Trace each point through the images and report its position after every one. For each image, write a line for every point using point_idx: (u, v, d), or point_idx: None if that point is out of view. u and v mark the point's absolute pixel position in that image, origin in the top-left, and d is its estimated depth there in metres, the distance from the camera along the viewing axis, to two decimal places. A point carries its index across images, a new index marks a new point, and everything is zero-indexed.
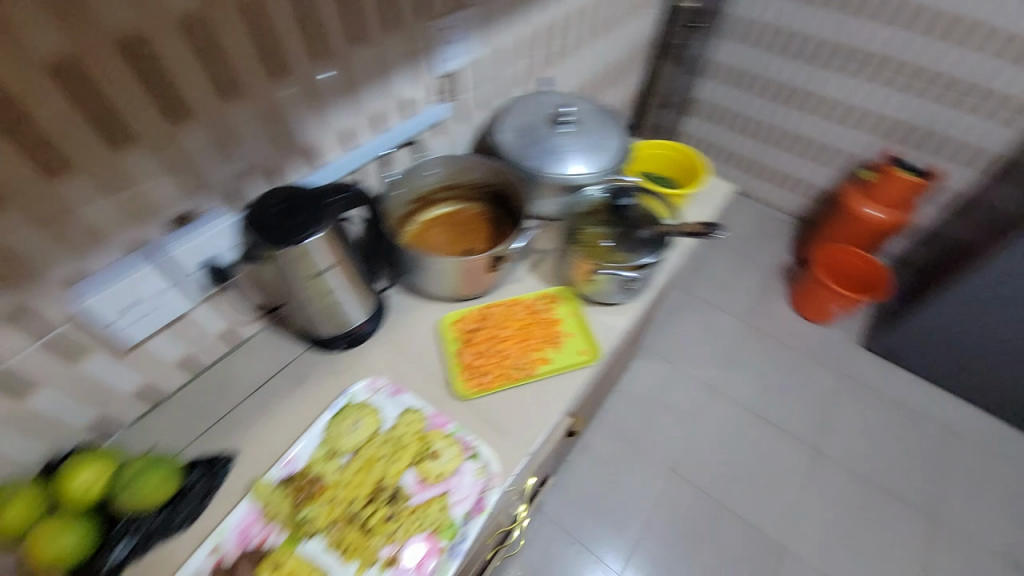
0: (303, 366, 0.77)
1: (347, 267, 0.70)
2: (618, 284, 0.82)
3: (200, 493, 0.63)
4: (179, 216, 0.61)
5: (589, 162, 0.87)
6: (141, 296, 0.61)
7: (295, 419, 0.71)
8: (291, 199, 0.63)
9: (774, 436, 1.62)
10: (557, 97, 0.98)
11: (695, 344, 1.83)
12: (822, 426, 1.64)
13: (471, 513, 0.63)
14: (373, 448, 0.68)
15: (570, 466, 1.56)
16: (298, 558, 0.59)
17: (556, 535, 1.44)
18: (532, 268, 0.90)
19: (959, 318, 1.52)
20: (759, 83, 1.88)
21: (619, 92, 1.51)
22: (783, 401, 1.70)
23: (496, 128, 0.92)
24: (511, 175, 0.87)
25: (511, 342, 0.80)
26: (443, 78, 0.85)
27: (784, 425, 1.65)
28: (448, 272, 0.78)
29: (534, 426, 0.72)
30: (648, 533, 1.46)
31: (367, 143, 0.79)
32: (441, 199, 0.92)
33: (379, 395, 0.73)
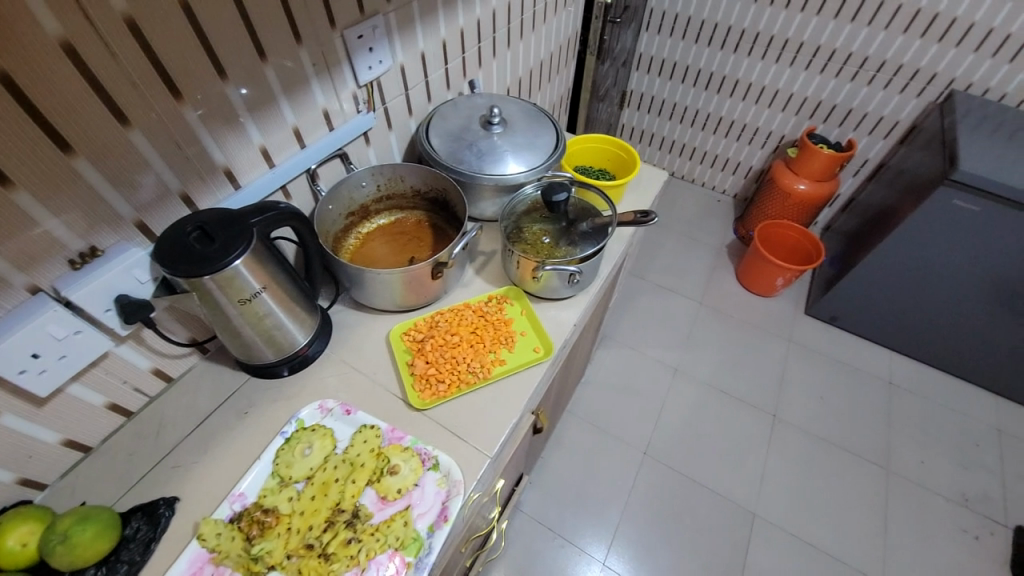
0: (245, 396, 0.74)
1: (279, 289, 0.67)
2: (563, 278, 0.83)
3: (142, 543, 0.59)
4: (78, 253, 0.57)
5: (518, 162, 0.89)
6: (47, 342, 0.56)
7: (241, 451, 0.69)
8: (210, 223, 0.60)
9: (736, 407, 1.70)
10: (484, 99, 0.99)
11: (653, 327, 1.89)
12: (774, 391, 1.74)
13: (436, 525, 0.62)
14: (328, 471, 0.65)
15: (545, 463, 1.58)
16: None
17: (538, 532, 1.45)
18: (477, 270, 0.92)
19: (886, 276, 1.64)
20: (687, 73, 1.99)
21: (552, 89, 1.55)
22: (739, 372, 1.78)
23: (424, 135, 0.93)
24: (445, 180, 0.87)
25: (462, 347, 0.79)
26: (367, 88, 0.84)
27: (742, 395, 1.73)
28: (391, 284, 0.77)
29: (493, 429, 0.72)
30: (628, 515, 1.49)
31: (291, 158, 0.77)
32: (378, 210, 0.93)
33: (331, 416, 0.71)
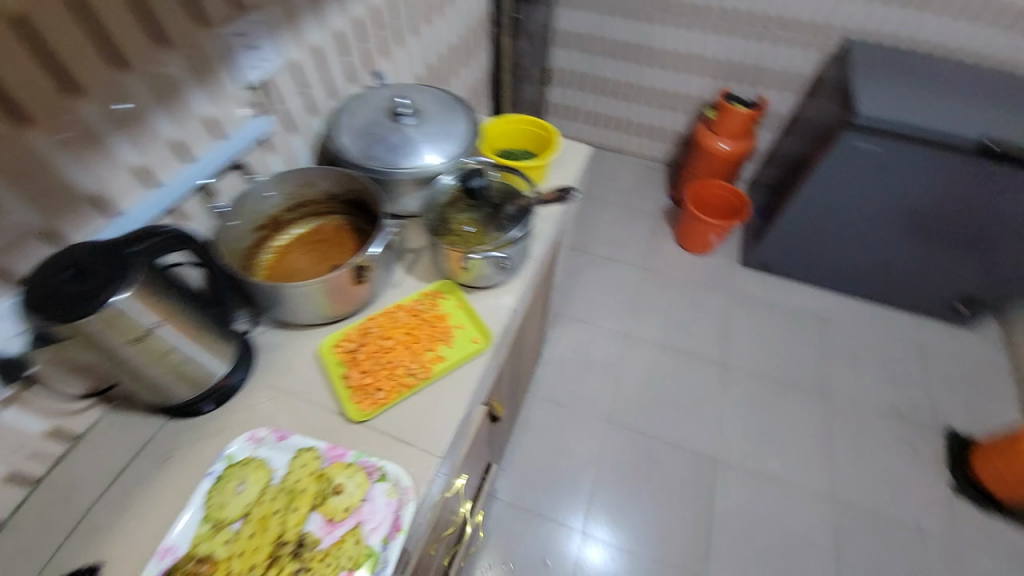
0: (165, 439, 0.69)
1: (180, 320, 0.62)
2: (492, 264, 0.81)
3: None
4: None
5: (433, 153, 0.85)
6: None
7: (167, 500, 0.64)
8: (83, 259, 0.54)
9: (688, 364, 1.77)
10: (391, 90, 0.94)
11: (603, 299, 1.93)
12: (723, 343, 1.82)
13: (389, 536, 0.60)
14: (266, 504, 0.62)
15: (514, 447, 1.59)
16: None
17: (515, 515, 1.46)
18: (407, 269, 0.88)
19: (807, 220, 1.75)
20: (605, 44, 1.99)
21: (468, 72, 1.51)
22: (688, 330, 1.86)
23: (331, 135, 0.88)
24: (358, 179, 0.82)
25: (397, 351, 0.77)
26: (257, 89, 0.78)
27: (692, 350, 1.80)
28: (311, 296, 0.73)
29: (440, 427, 0.70)
30: (600, 483, 1.53)
31: (177, 175, 0.70)
32: (292, 219, 0.87)
33: (264, 445, 0.66)
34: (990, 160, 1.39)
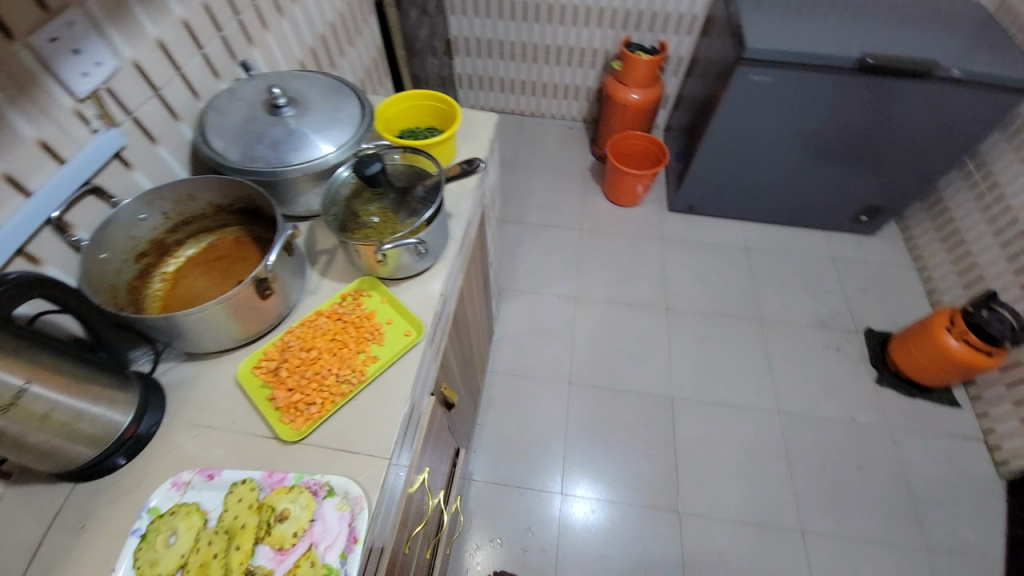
0: (76, 505, 0.62)
1: (56, 375, 0.55)
2: (409, 252, 0.78)
3: None
4: None
5: (321, 143, 0.79)
6: None
7: (89, 570, 0.58)
8: None
9: (633, 314, 1.83)
10: (264, 82, 0.86)
11: (545, 266, 1.94)
12: (662, 287, 1.90)
13: (347, 549, 0.57)
14: (204, 549, 0.58)
15: (483, 428, 1.59)
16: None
17: (494, 493, 1.48)
18: (322, 273, 0.83)
19: (721, 158, 1.82)
20: (501, 6, 1.93)
21: (358, 51, 1.41)
22: (629, 281, 1.91)
23: (203, 139, 0.79)
24: (240, 184, 0.75)
25: (325, 360, 0.73)
26: (95, 100, 0.68)
27: (635, 300, 1.87)
28: (211, 320, 0.66)
29: (383, 428, 0.68)
30: (571, 443, 1.57)
31: (17, 214, 0.60)
32: (179, 241, 0.79)
33: (192, 489, 0.61)
34: (868, 74, 1.48)
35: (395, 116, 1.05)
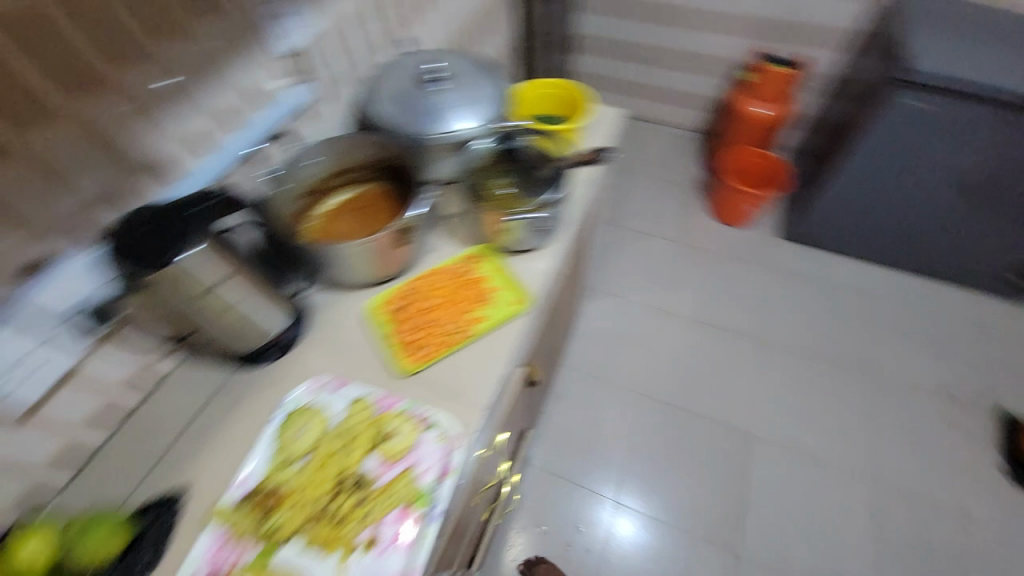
0: (234, 387, 0.74)
1: (243, 277, 0.66)
2: (529, 228, 0.83)
3: (157, 536, 0.62)
4: (26, 262, 0.54)
5: (469, 115, 0.85)
6: (14, 359, 0.55)
7: (238, 439, 0.69)
8: (155, 218, 0.59)
9: (721, 339, 1.74)
10: (429, 55, 0.95)
11: (635, 273, 1.91)
12: (759, 317, 1.79)
13: (440, 478, 0.64)
14: (326, 444, 0.67)
15: (548, 419, 1.62)
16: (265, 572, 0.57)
17: (548, 483, 1.50)
18: (448, 235, 0.90)
19: (854, 189, 1.66)
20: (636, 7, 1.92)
21: (500, 35, 1.48)
22: (723, 305, 1.82)
23: (372, 99, 0.90)
24: (390, 146, 0.85)
25: (442, 310, 0.80)
26: (297, 55, 0.80)
27: (725, 324, 1.78)
28: (357, 256, 0.75)
29: (483, 383, 0.73)
30: (633, 453, 1.55)
31: (232, 142, 0.74)
32: (336, 185, 0.88)
33: (321, 393, 0.71)
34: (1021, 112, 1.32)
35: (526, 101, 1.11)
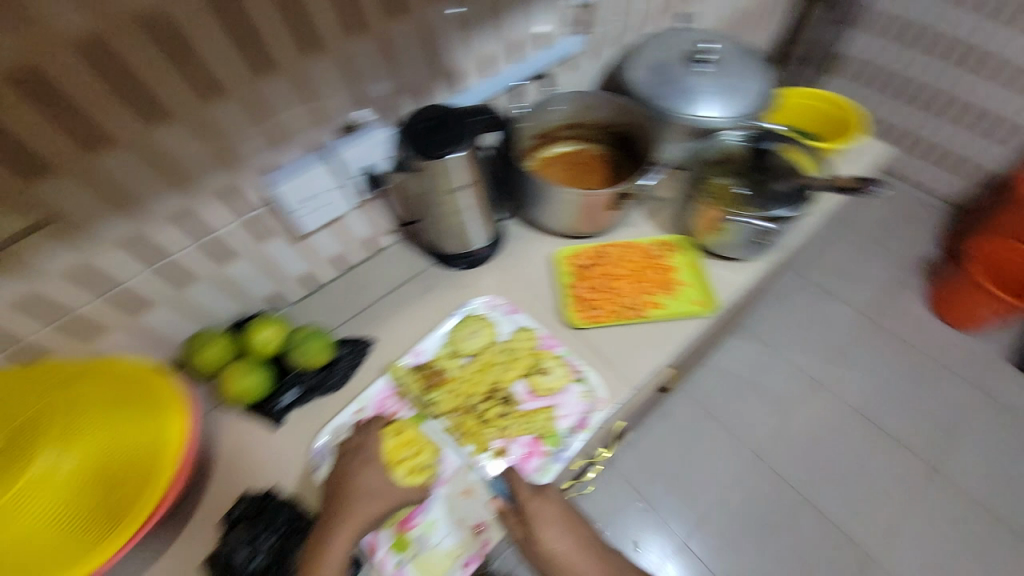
0: (428, 278, 0.84)
1: (479, 190, 0.74)
2: (746, 236, 0.77)
3: (347, 366, 0.74)
4: (351, 120, 0.67)
5: (723, 106, 0.82)
6: (314, 190, 0.68)
7: (422, 321, 0.79)
8: (438, 118, 0.67)
9: (887, 447, 1.35)
10: (700, 35, 0.91)
11: (810, 332, 1.53)
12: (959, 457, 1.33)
13: (575, 428, 0.68)
14: (490, 354, 0.74)
15: (643, 430, 1.39)
16: (417, 429, 0.67)
17: (621, 493, 1.32)
18: (648, 215, 0.89)
19: None
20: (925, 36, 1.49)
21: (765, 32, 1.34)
22: (915, 413, 1.39)
23: (627, 66, 0.88)
24: (638, 115, 0.84)
25: (624, 281, 0.81)
26: (586, 8, 0.83)
27: (898, 434, 1.37)
28: (569, 206, 0.79)
29: (641, 364, 0.74)
30: (724, 511, 1.29)
31: (506, 72, 0.80)
32: (562, 136, 0.93)
33: (497, 312, 0.79)
34: None
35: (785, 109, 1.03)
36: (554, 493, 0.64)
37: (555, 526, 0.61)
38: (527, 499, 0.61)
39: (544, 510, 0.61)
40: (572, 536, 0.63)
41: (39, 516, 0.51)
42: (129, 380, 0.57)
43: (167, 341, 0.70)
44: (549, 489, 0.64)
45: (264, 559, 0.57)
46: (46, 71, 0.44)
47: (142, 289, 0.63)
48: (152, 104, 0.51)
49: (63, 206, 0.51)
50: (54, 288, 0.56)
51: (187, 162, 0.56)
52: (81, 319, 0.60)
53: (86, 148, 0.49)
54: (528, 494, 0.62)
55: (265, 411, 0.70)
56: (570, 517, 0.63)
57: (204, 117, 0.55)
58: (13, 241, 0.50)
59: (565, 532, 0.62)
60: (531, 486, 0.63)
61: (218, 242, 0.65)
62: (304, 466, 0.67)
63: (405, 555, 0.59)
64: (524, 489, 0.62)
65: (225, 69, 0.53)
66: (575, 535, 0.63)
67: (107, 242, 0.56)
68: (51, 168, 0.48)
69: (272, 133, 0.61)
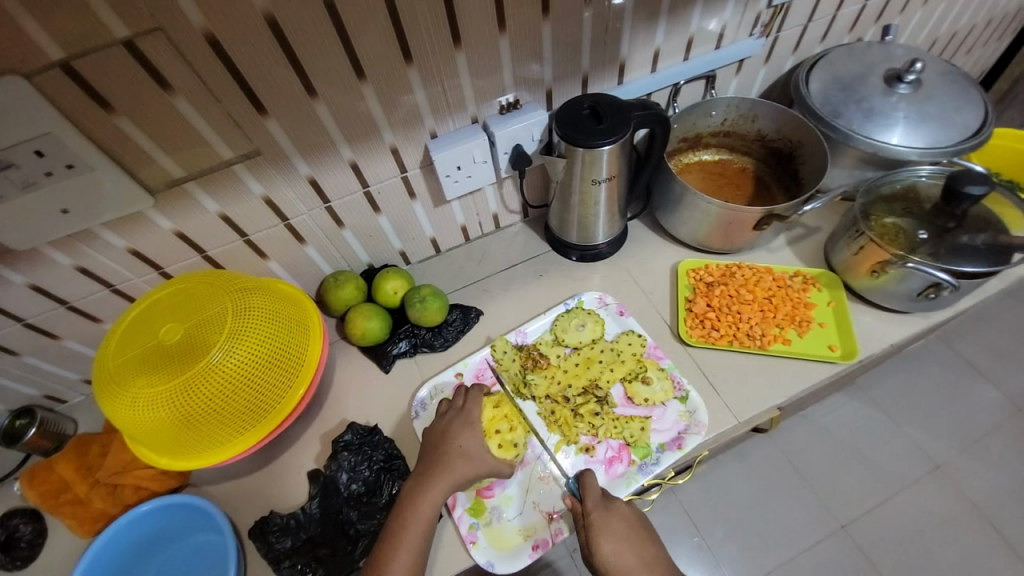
0: (544, 262, 0.85)
1: (617, 185, 0.72)
2: (913, 287, 0.68)
3: (456, 330, 0.78)
4: (509, 99, 0.69)
5: (916, 135, 0.72)
6: (468, 160, 0.70)
7: (532, 303, 0.81)
8: (592, 108, 0.66)
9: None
10: (903, 51, 0.79)
11: (953, 412, 1.25)
12: None
13: (668, 446, 0.65)
14: (594, 350, 0.73)
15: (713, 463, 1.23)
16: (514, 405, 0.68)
17: (677, 523, 1.19)
18: (791, 240, 0.82)
19: None
20: None
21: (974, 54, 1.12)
22: None
23: (802, 78, 0.80)
24: (811, 132, 0.76)
25: (750, 307, 0.74)
26: (775, 10, 0.76)
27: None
28: (707, 218, 0.75)
29: (752, 399, 0.69)
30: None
31: (670, 69, 0.77)
32: (708, 144, 0.89)
33: (606, 310, 0.78)
34: None
35: (1012, 153, 0.90)
36: (625, 508, 0.59)
37: (619, 542, 0.57)
38: (591, 508, 0.57)
39: (609, 523, 0.57)
40: (638, 556, 0.57)
41: (210, 405, 0.57)
42: (283, 294, 0.67)
43: (313, 274, 0.78)
44: (617, 503, 0.59)
45: (362, 485, 0.64)
46: (282, 29, 0.50)
47: (309, 225, 0.71)
48: (355, 61, 0.56)
49: (264, 141, 0.58)
50: (244, 210, 0.64)
51: (369, 117, 0.62)
52: (263, 240, 0.69)
53: (296, 92, 0.56)
54: (594, 504, 0.58)
55: (379, 357, 0.76)
56: (639, 536, 0.58)
57: (391, 78, 0.59)
58: (234, 162, 0.59)
59: (630, 550, 0.57)
60: (599, 493, 0.59)
61: (371, 194, 0.71)
62: (404, 412, 0.72)
63: (481, 520, 0.62)
64: (591, 496, 0.58)
65: (421, 36, 0.57)
66: (641, 557, 0.57)
67: (288, 178, 0.63)
68: (267, 106, 0.56)
69: (441, 98, 0.64)
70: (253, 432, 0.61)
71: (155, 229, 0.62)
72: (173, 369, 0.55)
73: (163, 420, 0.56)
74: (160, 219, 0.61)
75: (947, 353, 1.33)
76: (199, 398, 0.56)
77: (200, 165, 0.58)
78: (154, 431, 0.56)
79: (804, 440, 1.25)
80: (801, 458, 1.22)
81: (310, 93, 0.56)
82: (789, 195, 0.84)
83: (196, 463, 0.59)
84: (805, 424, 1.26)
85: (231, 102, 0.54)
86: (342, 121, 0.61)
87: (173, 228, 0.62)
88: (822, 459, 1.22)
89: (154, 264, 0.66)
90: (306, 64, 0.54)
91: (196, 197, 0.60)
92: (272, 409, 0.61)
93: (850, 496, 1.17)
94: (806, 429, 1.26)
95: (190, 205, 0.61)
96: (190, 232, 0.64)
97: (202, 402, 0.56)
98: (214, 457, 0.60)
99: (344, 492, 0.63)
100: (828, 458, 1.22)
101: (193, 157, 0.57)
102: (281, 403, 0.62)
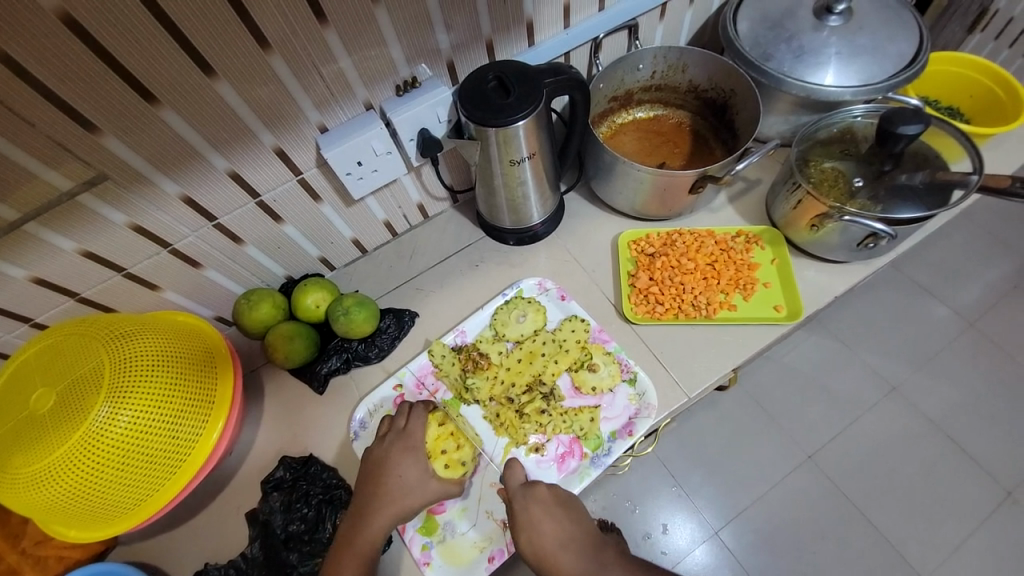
0: (479, 250, 0.79)
1: (541, 162, 0.66)
2: (853, 238, 0.65)
3: (389, 337, 0.72)
4: (403, 79, 0.61)
5: (850, 72, 0.67)
6: (368, 153, 0.63)
7: (470, 296, 0.76)
8: (499, 80, 0.58)
9: (974, 478, 1.13)
10: None
11: (906, 334, 1.28)
12: None
13: (619, 433, 0.63)
14: (537, 343, 0.70)
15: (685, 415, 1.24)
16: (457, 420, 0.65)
17: (655, 477, 1.19)
18: (732, 198, 0.78)
19: None
20: None
21: None
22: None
23: (730, 18, 0.73)
24: (742, 79, 0.70)
25: (693, 277, 0.71)
26: None
27: (991, 466, 1.14)
28: (642, 186, 0.69)
29: (701, 371, 0.67)
30: (768, 518, 1.14)
31: (584, 22, 0.70)
32: (640, 100, 0.82)
33: (547, 296, 0.73)
34: None
35: (955, 78, 0.87)
36: (543, 493, 0.58)
37: (549, 554, 0.55)
38: (511, 499, 0.58)
39: (527, 513, 0.57)
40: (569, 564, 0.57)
41: (101, 472, 0.51)
42: (181, 327, 0.61)
43: (222, 297, 0.71)
44: (539, 488, 0.58)
45: (300, 524, 0.61)
46: (90, 28, 0.41)
47: (199, 246, 0.62)
48: (198, 58, 0.46)
49: (111, 163, 0.50)
50: (111, 242, 0.56)
51: (235, 117, 0.53)
52: (148, 271, 0.61)
53: (133, 103, 0.47)
54: (514, 491, 0.58)
55: (310, 378, 0.70)
56: (569, 533, 0.57)
57: (251, 70, 0.50)
58: (79, 192, 0.50)
59: (560, 558, 0.56)
60: (521, 480, 0.59)
61: (266, 203, 0.63)
62: (342, 435, 0.68)
63: (434, 539, 0.59)
64: (513, 488, 0.59)
65: (275, 17, 0.48)
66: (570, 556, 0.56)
67: (155, 200, 0.55)
68: (100, 124, 0.47)
69: (321, 88, 0.56)
70: (166, 488, 0.56)
71: (8, 279, 0.53)
72: (47, 441, 0.49)
73: (52, 495, 0.51)
74: (11, 268, 0.52)
75: (900, 277, 1.34)
76: (92, 469, 0.51)
77: (39, 201, 0.49)
78: (51, 506, 0.52)
79: (769, 380, 1.26)
80: (766, 399, 1.24)
81: (150, 101, 0.47)
82: (727, 148, 0.80)
83: (110, 530, 0.55)
84: (769, 364, 1.28)
85: (50, 124, 0.44)
86: (203, 127, 0.52)
87: (29, 275, 0.54)
88: (786, 397, 1.24)
89: (23, 316, 0.57)
90: (134, 67, 0.44)
91: (47, 238, 0.52)
92: (184, 460, 0.57)
93: (815, 427, 1.20)
94: (770, 369, 1.27)
95: (42, 247, 0.52)
96: (55, 277, 0.55)
97: (97, 473, 0.51)
98: (129, 520, 0.55)
99: (279, 535, 0.60)
100: (791, 396, 1.24)
101: (30, 193, 0.48)
102: (193, 450, 0.57)
